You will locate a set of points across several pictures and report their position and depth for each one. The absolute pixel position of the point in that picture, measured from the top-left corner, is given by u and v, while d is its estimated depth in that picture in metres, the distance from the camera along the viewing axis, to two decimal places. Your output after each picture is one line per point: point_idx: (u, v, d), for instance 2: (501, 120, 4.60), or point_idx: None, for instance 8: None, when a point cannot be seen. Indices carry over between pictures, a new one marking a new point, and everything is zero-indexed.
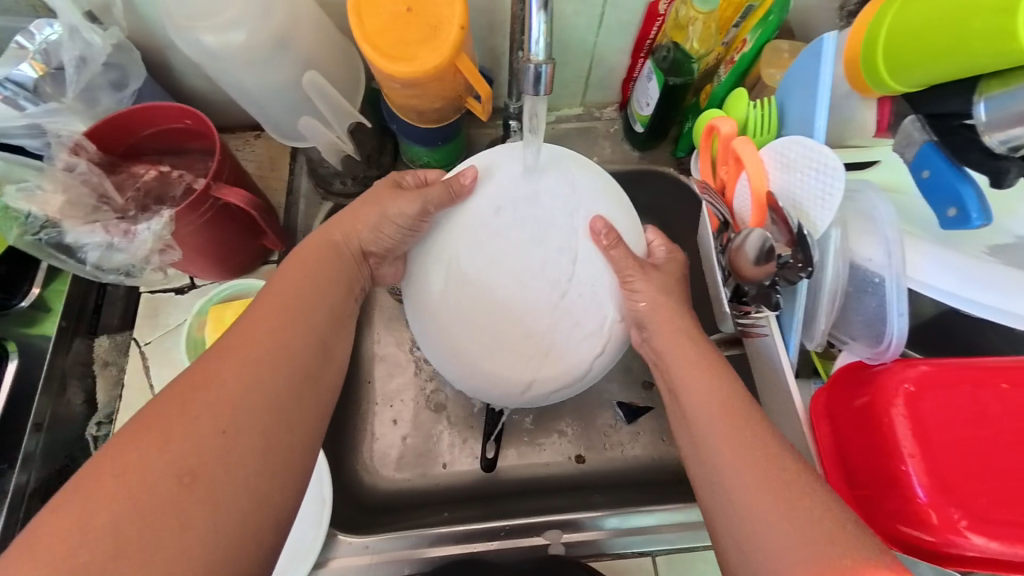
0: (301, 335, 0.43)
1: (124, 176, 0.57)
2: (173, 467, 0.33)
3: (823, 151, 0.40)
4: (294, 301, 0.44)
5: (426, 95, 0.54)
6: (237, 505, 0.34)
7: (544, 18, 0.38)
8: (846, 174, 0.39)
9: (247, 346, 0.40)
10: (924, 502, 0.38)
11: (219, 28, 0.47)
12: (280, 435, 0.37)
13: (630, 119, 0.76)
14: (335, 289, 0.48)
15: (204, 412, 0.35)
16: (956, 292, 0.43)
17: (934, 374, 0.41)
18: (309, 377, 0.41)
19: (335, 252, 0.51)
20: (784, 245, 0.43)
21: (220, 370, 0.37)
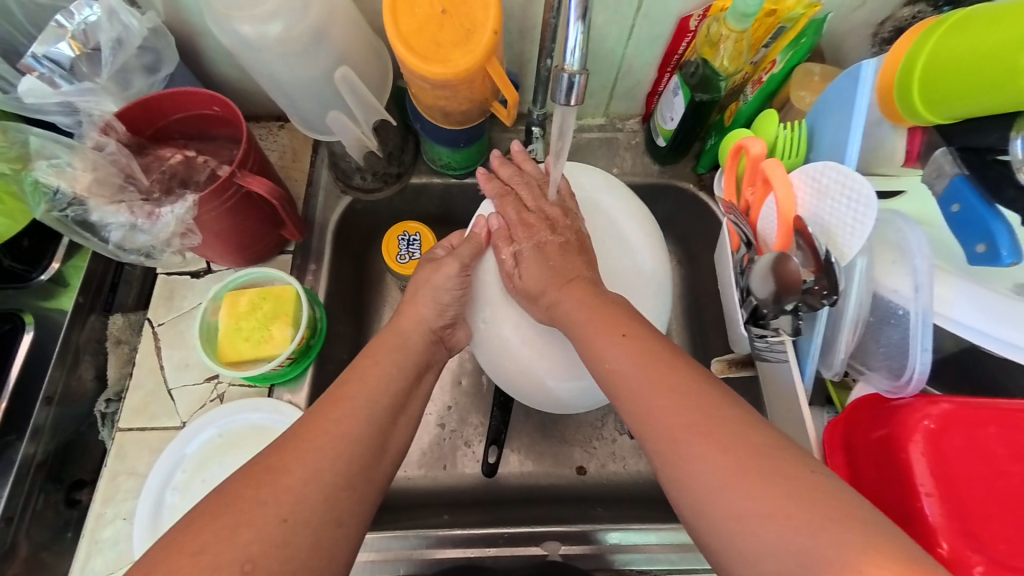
0: (363, 427, 0.44)
1: (150, 159, 0.57)
2: (235, 556, 0.34)
3: (858, 177, 0.40)
4: (358, 392, 0.47)
5: (455, 96, 0.54)
6: (290, 556, 0.36)
7: (582, 29, 0.38)
8: (879, 203, 0.39)
9: (314, 434, 0.42)
10: (942, 544, 0.37)
11: (257, 20, 0.47)
12: (331, 529, 0.38)
13: (652, 132, 0.76)
14: (402, 377, 0.50)
15: (270, 498, 0.37)
16: (985, 329, 0.42)
17: (956, 412, 0.40)
18: (362, 460, 0.42)
19: (407, 343, 0.54)
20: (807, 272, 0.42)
21: (291, 459, 0.40)
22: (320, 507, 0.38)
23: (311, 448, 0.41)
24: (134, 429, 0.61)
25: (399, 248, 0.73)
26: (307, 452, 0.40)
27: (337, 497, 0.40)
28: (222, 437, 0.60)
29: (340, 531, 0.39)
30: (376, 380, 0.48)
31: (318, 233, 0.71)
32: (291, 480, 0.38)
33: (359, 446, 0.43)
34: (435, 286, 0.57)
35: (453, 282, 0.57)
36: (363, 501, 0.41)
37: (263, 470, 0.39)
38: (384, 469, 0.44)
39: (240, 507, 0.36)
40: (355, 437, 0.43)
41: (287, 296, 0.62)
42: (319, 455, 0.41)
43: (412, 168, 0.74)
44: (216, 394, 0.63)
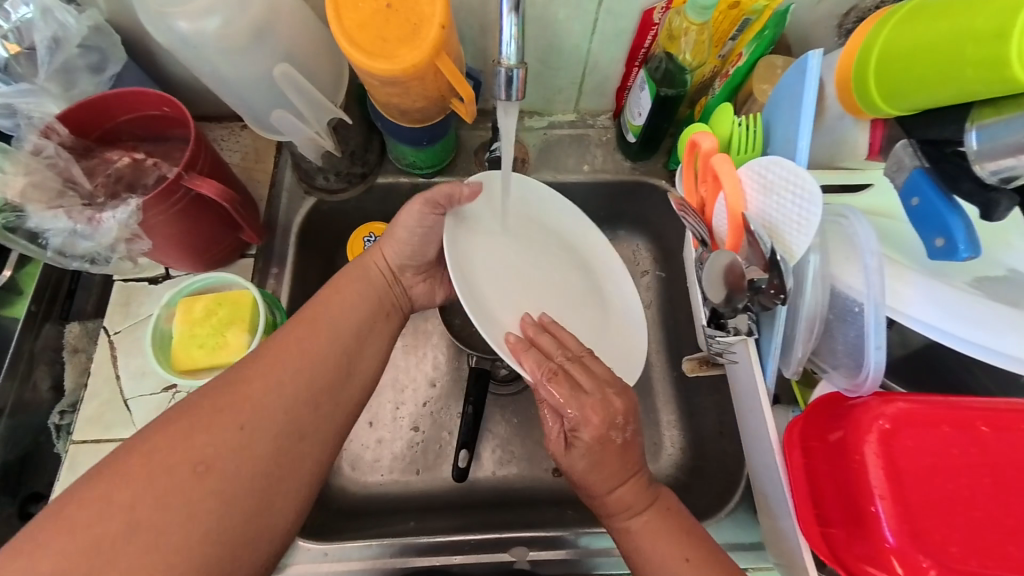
0: (322, 352, 0.48)
1: (96, 162, 0.56)
2: (190, 456, 0.39)
3: (800, 173, 0.39)
4: (326, 321, 0.50)
5: (408, 94, 0.52)
6: (247, 461, 0.41)
7: (515, 21, 0.36)
8: (823, 199, 0.37)
9: (279, 355, 0.47)
10: (891, 546, 0.37)
11: (193, 16, 0.46)
12: (291, 441, 0.44)
13: (623, 128, 0.75)
14: (365, 308, 0.53)
15: (228, 407, 0.42)
16: (940, 325, 0.41)
17: (913, 412, 0.39)
18: (324, 386, 0.47)
19: (368, 275, 0.56)
20: (756, 270, 0.41)
21: (251, 371, 0.45)
22: (274, 420, 0.43)
23: (268, 369, 0.45)
24: (88, 441, 0.59)
25: (365, 250, 0.72)
26: (267, 370, 0.45)
27: (290, 411, 0.45)
28: None
29: (296, 442, 0.44)
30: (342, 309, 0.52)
31: (281, 235, 0.70)
32: (249, 391, 0.43)
33: (321, 368, 0.48)
34: (396, 237, 0.57)
35: (412, 235, 0.56)
36: (322, 419, 0.46)
37: (225, 385, 0.44)
38: (351, 393, 0.49)
39: (201, 416, 0.41)
40: (314, 362, 0.47)
41: (243, 301, 0.60)
42: (277, 374, 0.45)
43: (378, 168, 0.72)
44: (174, 403, 0.61)
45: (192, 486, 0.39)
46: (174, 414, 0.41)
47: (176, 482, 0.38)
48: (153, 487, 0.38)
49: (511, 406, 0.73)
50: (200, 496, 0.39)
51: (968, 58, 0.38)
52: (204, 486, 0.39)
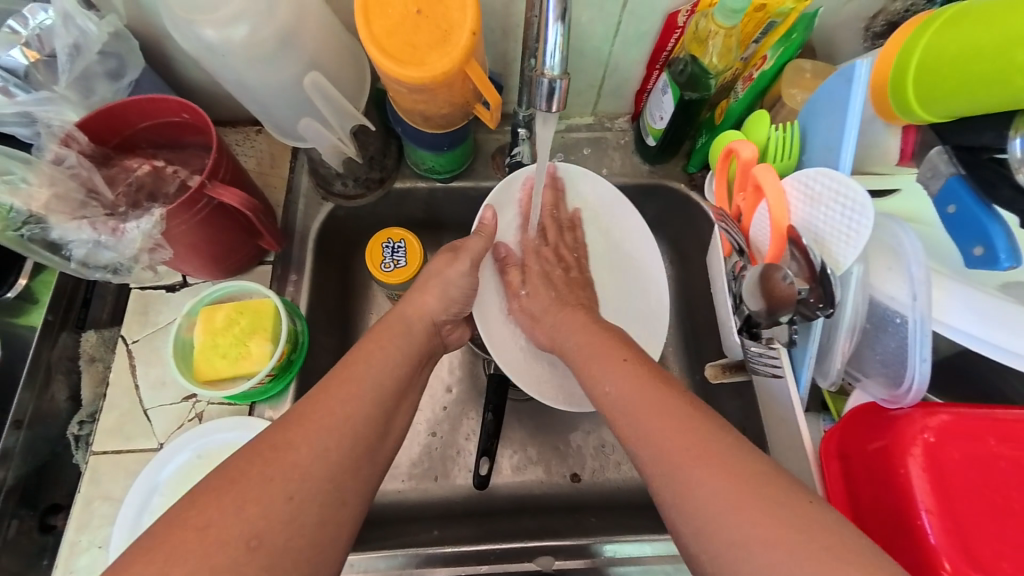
0: (364, 408, 0.46)
1: (116, 170, 0.55)
2: (242, 531, 0.36)
3: (847, 182, 0.38)
4: (369, 373, 0.48)
5: (434, 100, 0.52)
6: (296, 533, 0.37)
7: (561, 30, 0.37)
8: (874, 212, 0.37)
9: (320, 412, 0.43)
10: (944, 560, 0.36)
11: (219, 23, 0.45)
12: (337, 508, 0.40)
13: (642, 131, 0.74)
14: (408, 363, 0.52)
15: (277, 477, 0.38)
16: (981, 335, 0.41)
17: (955, 424, 0.39)
18: (368, 445, 0.44)
19: (410, 329, 0.55)
20: (801, 283, 0.41)
21: (295, 435, 0.41)
22: (323, 483, 0.40)
23: (311, 430, 0.42)
24: (108, 452, 0.59)
25: (383, 256, 0.70)
26: (313, 430, 0.42)
27: (338, 474, 0.41)
28: (202, 459, 0.58)
29: (343, 509, 0.41)
30: (382, 359, 0.50)
31: (299, 242, 0.69)
32: (297, 458, 0.40)
33: (366, 426, 0.45)
34: (446, 280, 0.59)
35: (463, 281, 0.60)
36: (365, 479, 0.43)
37: (265, 446, 0.40)
38: (387, 452, 0.47)
39: (246, 483, 0.38)
40: (358, 419, 0.45)
41: (265, 309, 0.59)
42: (323, 435, 0.42)
43: (395, 172, 0.71)
44: (195, 413, 0.60)
45: (241, 566, 0.35)
46: (217, 482, 0.37)
47: (226, 562, 0.34)
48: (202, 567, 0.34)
49: (530, 412, 0.73)
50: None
51: (1011, 68, 0.38)
52: (253, 565, 0.35)
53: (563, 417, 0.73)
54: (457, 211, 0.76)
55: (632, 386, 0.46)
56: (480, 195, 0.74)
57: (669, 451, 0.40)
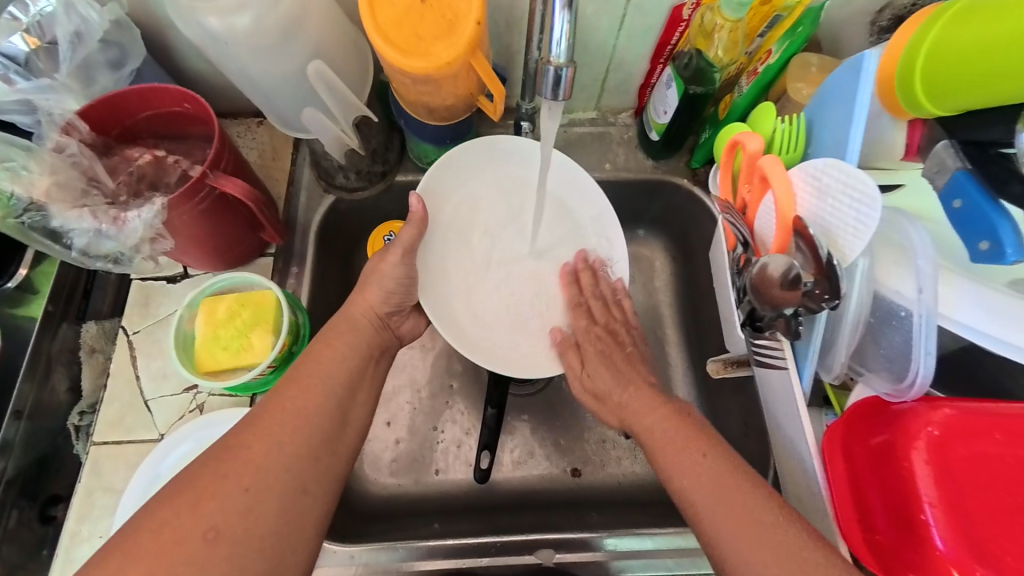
0: (318, 404, 0.46)
1: (118, 160, 0.55)
2: (202, 525, 0.37)
3: (858, 175, 0.38)
4: (326, 371, 0.49)
5: (438, 92, 0.51)
6: (255, 524, 0.39)
7: (568, 19, 0.37)
8: (883, 204, 0.37)
9: (276, 413, 0.44)
10: (947, 556, 0.36)
11: (223, 11, 0.45)
12: (297, 498, 0.41)
13: (646, 126, 0.74)
14: (357, 356, 0.52)
15: (231, 473, 0.40)
16: (986, 330, 0.41)
17: (959, 420, 0.39)
18: (327, 438, 0.45)
19: (356, 324, 0.54)
20: (805, 275, 0.40)
21: (250, 435, 0.42)
22: (280, 475, 0.41)
23: (267, 430, 0.43)
24: (109, 443, 0.58)
25: (384, 250, 0.71)
26: (268, 429, 0.43)
27: (298, 468, 0.43)
28: (203, 450, 0.57)
29: (304, 499, 0.42)
30: (337, 356, 0.51)
31: (300, 235, 0.69)
32: (252, 454, 0.41)
33: (322, 420, 0.46)
34: (384, 275, 0.57)
35: (400, 271, 0.57)
36: (328, 470, 0.44)
37: (224, 446, 0.42)
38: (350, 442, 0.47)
39: (203, 482, 0.39)
40: (316, 413, 0.46)
41: (267, 301, 0.59)
42: (279, 433, 0.43)
43: (397, 166, 0.71)
44: (196, 405, 0.60)
45: (201, 556, 0.37)
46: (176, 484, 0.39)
47: (183, 555, 0.36)
48: (162, 561, 0.36)
49: (531, 407, 0.72)
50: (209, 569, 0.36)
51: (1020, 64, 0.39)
52: (213, 555, 0.37)
53: (564, 413, 0.72)
54: None
55: (660, 419, 0.51)
56: None
57: (699, 488, 0.44)
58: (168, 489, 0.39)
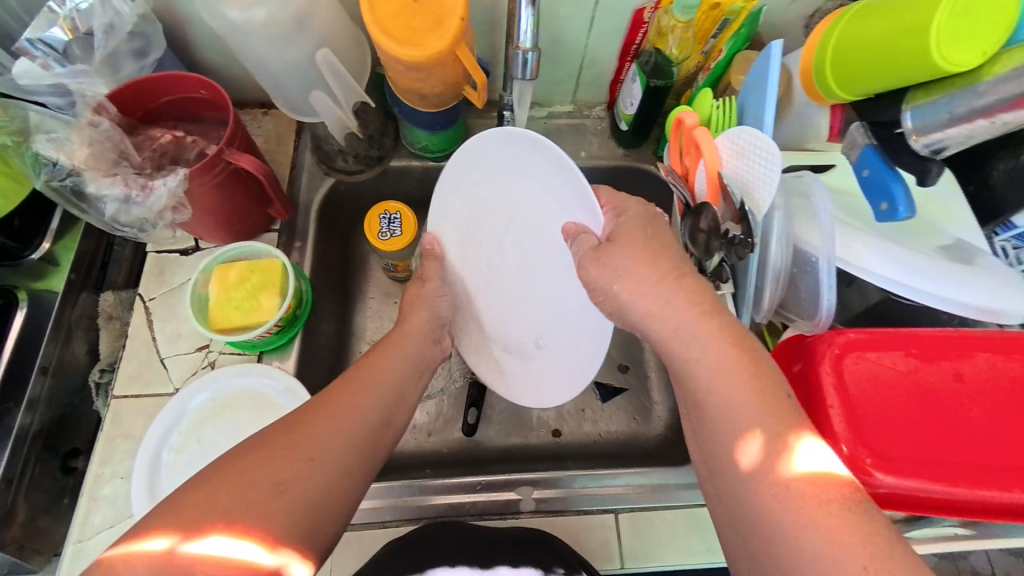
0: (378, 393, 0.50)
1: (142, 138, 0.61)
2: (271, 477, 0.40)
3: (764, 139, 0.44)
4: (386, 369, 0.53)
5: (430, 79, 0.59)
6: (312, 485, 0.41)
7: (532, 13, 0.45)
8: (780, 160, 0.43)
9: (342, 398, 0.48)
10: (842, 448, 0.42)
11: (244, 6, 0.52)
12: (344, 477, 0.43)
13: (616, 118, 0.82)
14: (410, 368, 0.56)
15: (302, 441, 0.43)
16: (886, 275, 0.49)
17: (860, 341, 0.44)
18: (374, 426, 0.48)
19: (414, 332, 0.60)
20: (730, 223, 0.49)
21: (320, 412, 0.46)
22: (335, 449, 0.44)
23: (336, 408, 0.47)
24: (128, 396, 0.64)
25: (380, 226, 0.75)
26: (334, 407, 0.47)
27: (351, 449, 0.45)
28: (216, 401, 0.64)
29: (348, 483, 0.44)
30: (393, 358, 0.55)
31: (302, 212, 0.76)
32: (319, 428, 0.44)
33: (374, 409, 0.49)
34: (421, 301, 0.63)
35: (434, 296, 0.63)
36: (373, 457, 0.47)
37: (301, 418, 0.45)
38: (387, 440, 0.49)
39: (278, 444, 0.42)
40: (370, 401, 0.49)
41: (274, 268, 0.65)
42: (340, 414, 0.47)
43: (392, 151, 0.79)
44: (207, 361, 0.66)
45: (267, 504, 0.39)
46: (259, 441, 0.42)
47: (257, 501, 0.39)
48: (236, 502, 0.38)
49: None
50: (269, 517, 0.38)
51: (890, 55, 0.47)
52: (276, 506, 0.39)
53: None
54: None
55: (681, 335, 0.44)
56: None
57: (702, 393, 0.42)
58: (245, 448, 0.42)
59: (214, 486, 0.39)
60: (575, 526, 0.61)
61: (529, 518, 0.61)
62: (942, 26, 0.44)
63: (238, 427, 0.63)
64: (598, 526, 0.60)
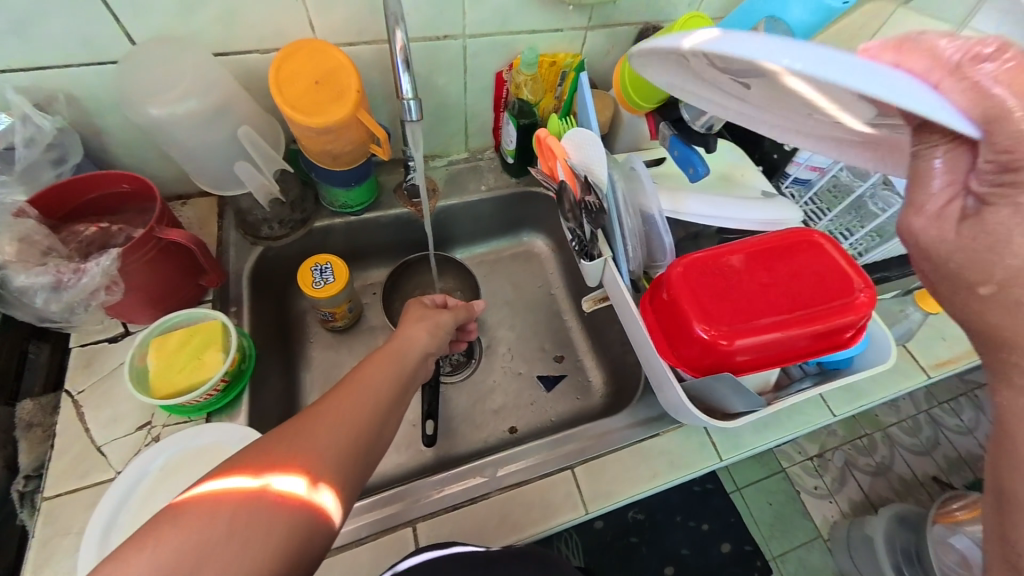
0: (373, 403, 0.51)
1: (66, 233, 0.66)
2: (269, 484, 0.42)
3: (587, 132, 0.63)
4: (375, 378, 0.54)
5: (339, 139, 0.72)
6: (306, 492, 0.43)
7: (407, 77, 0.61)
8: (601, 142, 0.61)
9: (335, 409, 0.49)
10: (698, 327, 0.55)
11: (167, 103, 0.62)
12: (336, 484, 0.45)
13: (503, 155, 0.99)
14: (403, 377, 0.57)
15: (296, 451, 0.45)
16: (707, 214, 0.66)
17: (698, 258, 0.60)
18: (365, 435, 0.49)
19: (413, 340, 0.62)
20: (584, 194, 0.68)
21: (312, 424, 0.47)
22: (327, 457, 0.46)
23: (329, 420, 0.48)
24: (63, 493, 0.61)
25: (314, 277, 0.82)
26: (327, 420, 0.48)
27: (343, 458, 0.46)
28: (165, 469, 0.62)
29: (340, 490, 0.45)
30: (385, 368, 0.56)
31: (234, 281, 0.81)
32: (314, 441, 0.46)
33: (367, 418, 0.50)
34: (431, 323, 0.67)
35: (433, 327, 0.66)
36: (364, 465, 0.48)
37: (294, 429, 0.46)
38: (379, 449, 0.51)
39: (275, 455, 0.44)
40: (362, 411, 0.50)
41: (215, 327, 0.69)
42: (333, 426, 0.48)
43: (315, 213, 0.88)
44: (151, 438, 0.65)
45: (267, 511, 0.41)
46: (254, 452, 0.44)
47: (256, 509, 0.40)
48: (236, 511, 0.40)
49: (464, 387, 0.88)
50: (265, 521, 0.40)
51: None
52: (276, 513, 0.41)
53: (492, 384, 0.89)
54: (372, 236, 0.95)
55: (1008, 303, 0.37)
56: (390, 220, 0.93)
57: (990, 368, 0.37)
58: (239, 457, 0.44)
59: (213, 498, 0.40)
60: (540, 489, 0.66)
61: (499, 495, 0.65)
62: None
63: None
64: (560, 483, 0.66)
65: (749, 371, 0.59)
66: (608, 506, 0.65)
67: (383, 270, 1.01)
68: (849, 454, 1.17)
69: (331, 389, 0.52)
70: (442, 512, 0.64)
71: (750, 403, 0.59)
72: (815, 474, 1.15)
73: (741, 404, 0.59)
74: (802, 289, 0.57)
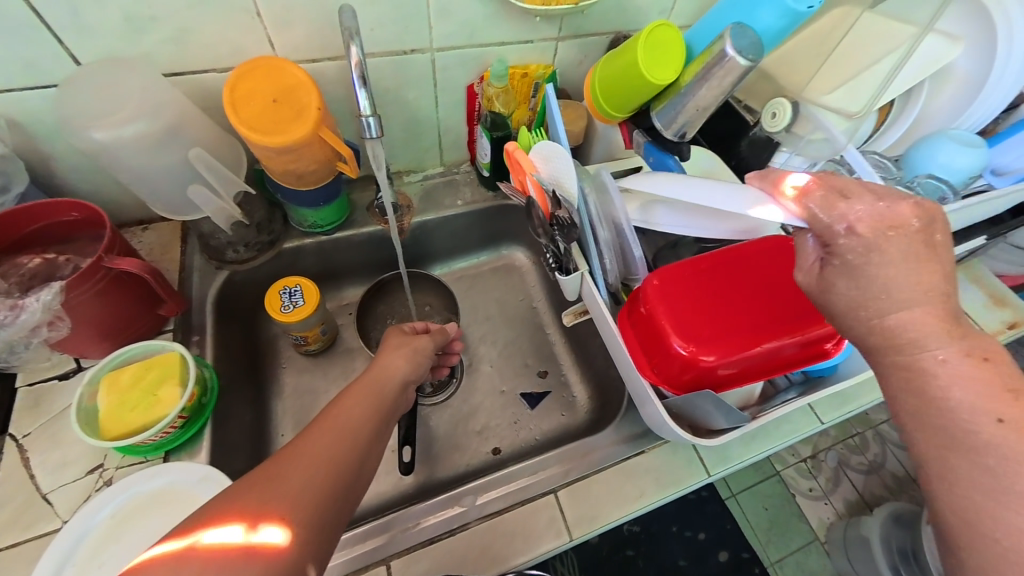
0: (352, 440, 0.47)
1: (7, 267, 0.62)
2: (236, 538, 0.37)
3: (553, 146, 0.61)
4: (355, 412, 0.50)
5: (301, 158, 0.69)
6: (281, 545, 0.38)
7: (365, 93, 0.59)
8: (567, 155, 0.59)
9: (312, 448, 0.45)
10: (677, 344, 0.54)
11: (111, 126, 0.59)
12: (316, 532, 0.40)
13: (479, 168, 0.98)
14: (383, 409, 0.53)
15: (267, 496, 0.40)
16: (680, 225, 0.63)
17: (676, 271, 0.57)
18: (346, 474, 0.45)
19: (392, 370, 0.59)
20: (554, 208, 0.66)
21: (286, 467, 0.42)
22: (304, 502, 0.41)
23: (306, 461, 0.44)
24: (3, 548, 0.56)
25: (282, 301, 0.78)
26: (303, 460, 0.43)
27: (322, 501, 0.42)
28: (116, 517, 0.58)
29: (319, 540, 0.40)
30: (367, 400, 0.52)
31: (197, 309, 0.77)
32: (290, 484, 0.41)
33: (347, 457, 0.46)
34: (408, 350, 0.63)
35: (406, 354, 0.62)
36: (345, 508, 0.44)
37: (266, 474, 0.42)
38: (362, 489, 0.46)
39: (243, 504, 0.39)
40: (342, 448, 0.46)
41: (172, 359, 0.65)
42: (311, 467, 0.43)
43: (284, 234, 0.85)
44: (102, 481, 0.61)
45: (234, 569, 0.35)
46: (220, 504, 0.39)
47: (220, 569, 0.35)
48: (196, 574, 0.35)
49: (445, 408, 0.85)
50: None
51: (626, 83, 0.68)
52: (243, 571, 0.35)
53: (474, 404, 0.86)
54: (346, 255, 0.91)
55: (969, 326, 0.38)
56: (363, 239, 0.90)
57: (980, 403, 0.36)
58: (202, 512, 0.39)
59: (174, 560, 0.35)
60: (522, 516, 0.63)
61: (479, 525, 0.62)
62: (644, 60, 0.65)
63: (152, 534, 0.57)
64: (543, 509, 0.63)
65: (729, 386, 0.57)
66: (594, 530, 0.62)
67: (359, 290, 0.98)
68: (842, 454, 1.16)
69: (307, 428, 0.48)
70: (420, 546, 0.60)
71: (734, 419, 0.56)
72: (809, 477, 1.13)
73: (725, 420, 0.57)
74: (780, 300, 0.56)
